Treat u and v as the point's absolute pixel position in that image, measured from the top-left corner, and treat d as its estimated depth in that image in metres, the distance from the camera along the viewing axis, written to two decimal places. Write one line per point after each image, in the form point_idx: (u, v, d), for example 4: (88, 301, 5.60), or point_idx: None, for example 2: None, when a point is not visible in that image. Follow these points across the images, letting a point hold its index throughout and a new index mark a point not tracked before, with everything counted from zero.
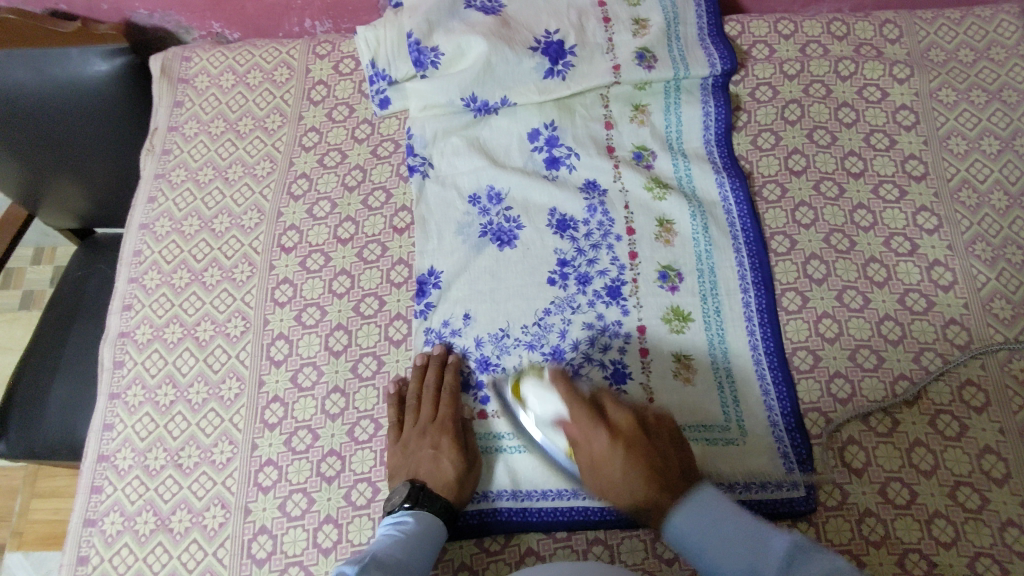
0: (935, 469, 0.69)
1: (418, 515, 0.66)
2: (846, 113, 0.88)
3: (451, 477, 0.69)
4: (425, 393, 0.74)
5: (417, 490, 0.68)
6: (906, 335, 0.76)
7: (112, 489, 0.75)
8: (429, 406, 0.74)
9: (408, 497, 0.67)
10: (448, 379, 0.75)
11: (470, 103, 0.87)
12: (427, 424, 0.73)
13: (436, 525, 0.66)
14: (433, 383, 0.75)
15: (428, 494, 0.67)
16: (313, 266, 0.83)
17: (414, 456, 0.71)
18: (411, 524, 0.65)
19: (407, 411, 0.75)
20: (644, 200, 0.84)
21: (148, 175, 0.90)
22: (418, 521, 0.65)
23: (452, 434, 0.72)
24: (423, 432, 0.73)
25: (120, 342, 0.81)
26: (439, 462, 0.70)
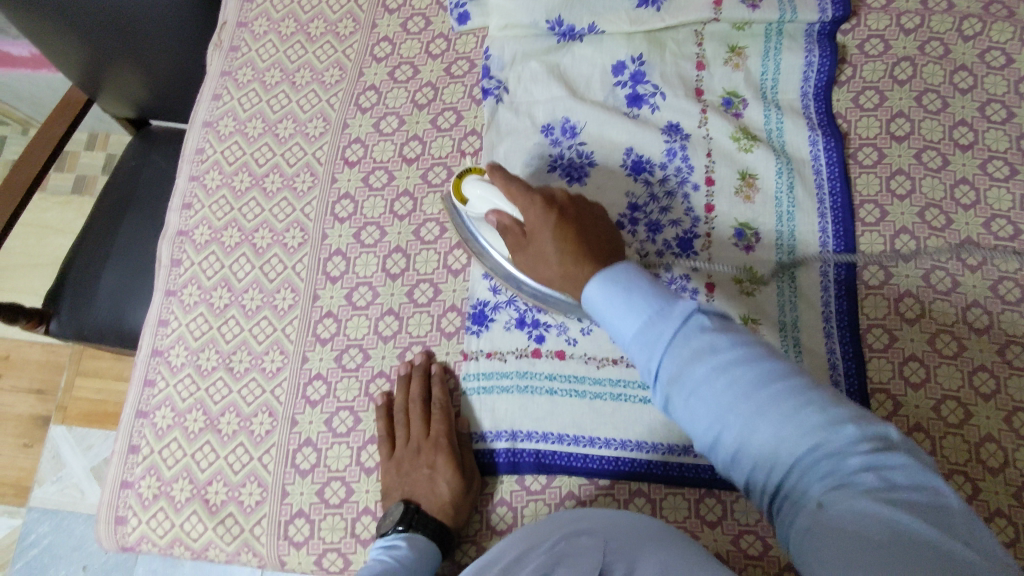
0: (1004, 466, 0.67)
1: (411, 540, 0.64)
2: (962, 78, 0.80)
3: (446, 498, 0.67)
4: (411, 406, 0.71)
5: (410, 512, 0.66)
6: (994, 325, 0.72)
7: (164, 384, 0.76)
8: (420, 422, 0.71)
9: (402, 521, 0.66)
10: (436, 392, 0.71)
11: (555, 27, 0.81)
12: (420, 441, 0.70)
13: (429, 550, 0.64)
14: (419, 397, 0.71)
15: (421, 519, 0.65)
16: (376, 184, 0.80)
17: (409, 476, 0.69)
18: (404, 551, 0.63)
19: (398, 426, 0.71)
20: (729, 150, 0.79)
21: (214, 71, 0.87)
22: (411, 547, 0.63)
23: (446, 451, 0.68)
24: (417, 452, 0.70)
25: (178, 240, 0.81)
26: (435, 483, 0.67)
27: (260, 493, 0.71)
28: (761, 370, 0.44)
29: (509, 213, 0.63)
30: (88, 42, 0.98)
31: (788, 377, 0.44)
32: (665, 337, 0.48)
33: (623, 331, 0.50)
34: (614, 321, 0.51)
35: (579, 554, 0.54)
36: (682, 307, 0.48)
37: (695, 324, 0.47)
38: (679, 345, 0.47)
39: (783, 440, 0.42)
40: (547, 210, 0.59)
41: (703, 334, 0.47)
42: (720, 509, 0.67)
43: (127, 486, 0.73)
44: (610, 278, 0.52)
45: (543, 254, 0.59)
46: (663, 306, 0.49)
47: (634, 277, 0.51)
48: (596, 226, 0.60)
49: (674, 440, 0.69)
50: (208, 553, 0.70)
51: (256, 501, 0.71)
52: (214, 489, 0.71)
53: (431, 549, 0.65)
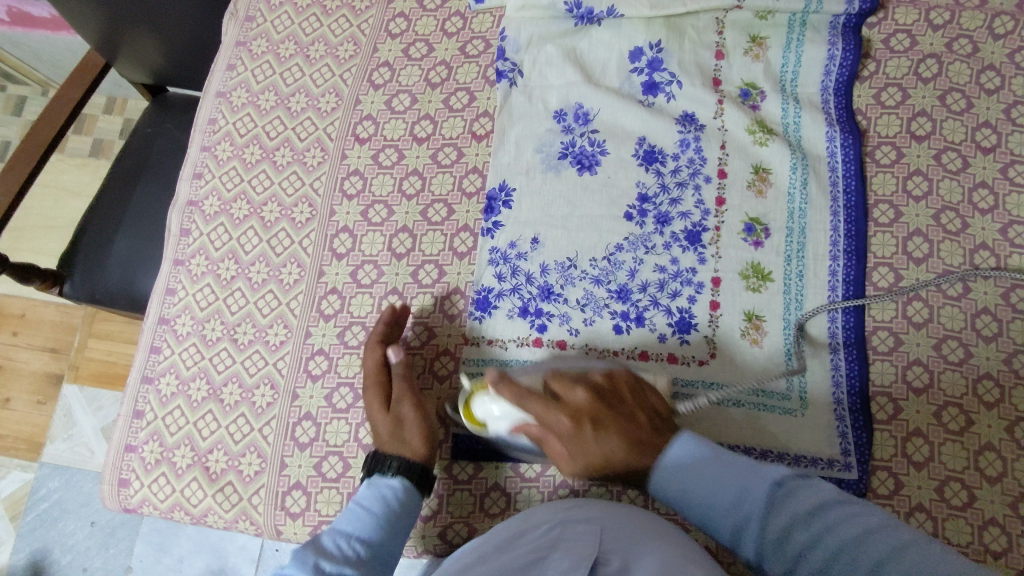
0: (1002, 476, 0.67)
1: (372, 483, 0.66)
2: (990, 78, 0.78)
3: (384, 430, 0.68)
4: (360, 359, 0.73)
5: (371, 459, 0.68)
6: (1003, 333, 0.71)
7: (169, 352, 0.77)
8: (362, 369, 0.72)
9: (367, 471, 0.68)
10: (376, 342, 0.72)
11: (573, 9, 0.80)
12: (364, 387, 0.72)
13: (391, 484, 0.65)
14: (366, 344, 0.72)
15: (372, 460, 0.67)
16: (386, 162, 0.80)
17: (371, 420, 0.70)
18: (366, 492, 0.66)
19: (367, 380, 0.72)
20: (743, 143, 0.77)
21: (229, 41, 0.87)
22: (373, 490, 0.66)
23: (374, 390, 0.70)
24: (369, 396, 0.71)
25: (187, 210, 0.81)
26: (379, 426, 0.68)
27: (259, 464, 0.72)
28: (750, 493, 0.58)
29: (533, 424, 0.63)
30: (107, 10, 0.98)
31: (796, 494, 0.57)
32: (734, 485, 0.58)
33: (703, 500, 0.59)
34: (699, 500, 0.59)
35: (569, 545, 0.57)
36: (758, 481, 0.58)
37: (785, 486, 0.57)
38: (762, 504, 0.57)
39: (845, 532, 0.53)
40: (576, 426, 0.62)
41: (756, 490, 0.57)
42: None
43: (131, 450, 0.74)
44: (688, 462, 0.60)
45: (588, 454, 0.62)
46: (750, 471, 0.59)
47: (687, 466, 0.60)
48: (624, 397, 0.64)
49: None
50: (207, 519, 0.72)
51: (255, 471, 0.72)
52: (214, 458, 0.73)
53: (397, 483, 0.65)
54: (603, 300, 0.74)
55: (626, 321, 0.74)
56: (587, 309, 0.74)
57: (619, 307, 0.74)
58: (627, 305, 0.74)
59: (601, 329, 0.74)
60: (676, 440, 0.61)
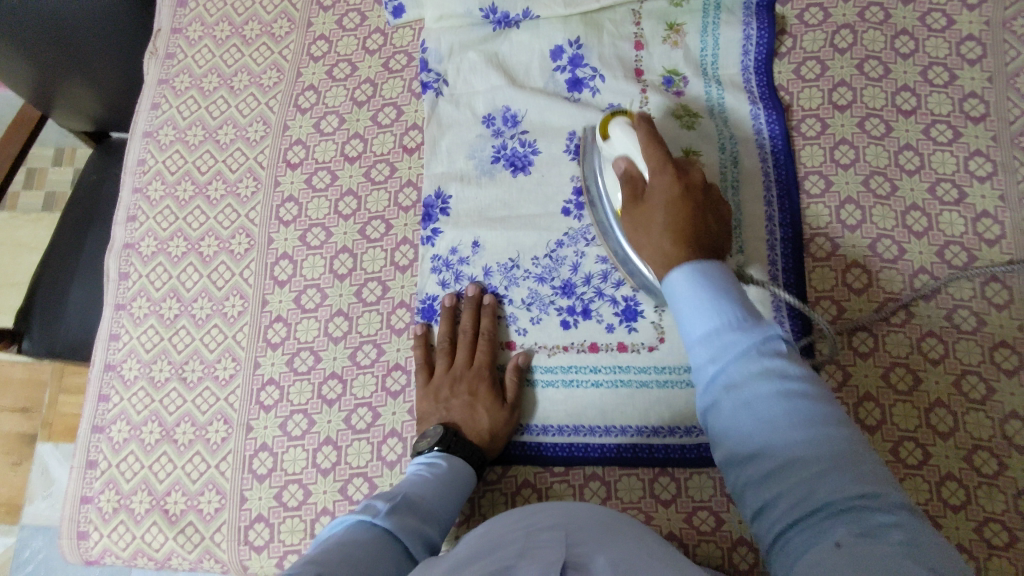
0: (954, 430, 0.68)
1: (450, 460, 0.64)
2: (903, 43, 0.79)
3: (484, 427, 0.68)
4: (462, 337, 0.72)
5: (449, 435, 0.66)
6: (942, 290, 0.72)
7: (119, 399, 0.76)
8: (466, 350, 0.72)
9: (439, 442, 0.65)
10: (487, 323, 0.73)
11: (489, 15, 0.80)
12: (462, 369, 0.71)
13: (467, 471, 0.64)
14: (471, 327, 0.73)
15: (460, 441, 0.66)
16: (319, 185, 0.80)
17: (447, 401, 0.69)
18: (443, 467, 0.63)
19: (439, 353, 0.72)
20: (672, 128, 0.78)
21: (152, 80, 0.86)
22: (450, 466, 0.63)
23: (487, 381, 0.70)
24: (457, 377, 0.71)
25: (125, 254, 0.80)
26: (475, 409, 0.69)
27: (219, 501, 0.71)
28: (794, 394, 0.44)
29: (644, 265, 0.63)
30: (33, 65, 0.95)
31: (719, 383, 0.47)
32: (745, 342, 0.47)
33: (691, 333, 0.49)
34: (682, 318, 0.51)
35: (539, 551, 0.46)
36: (769, 342, 0.47)
37: (772, 348, 0.46)
38: (745, 360, 0.46)
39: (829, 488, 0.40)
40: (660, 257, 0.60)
41: (722, 390, 0.46)
42: (675, 488, 0.68)
43: (87, 501, 0.73)
44: (693, 273, 0.52)
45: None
46: (750, 327, 0.47)
47: (703, 282, 0.51)
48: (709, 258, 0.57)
49: (626, 423, 0.70)
50: (171, 562, 0.71)
51: (215, 508, 0.71)
52: (173, 500, 0.72)
53: (469, 473, 0.64)
54: (548, 297, 0.74)
55: (573, 315, 0.74)
56: (533, 307, 0.74)
57: (565, 303, 0.74)
58: (572, 300, 0.74)
59: (549, 326, 0.74)
60: (678, 268, 0.52)
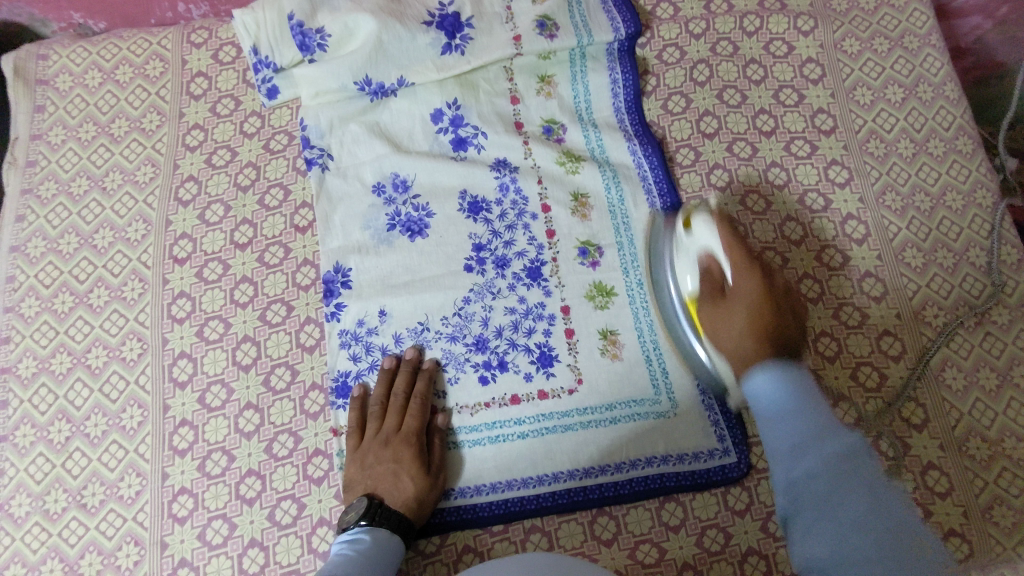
0: (858, 421, 0.73)
1: (374, 534, 0.62)
2: (754, 70, 0.86)
3: (410, 494, 0.66)
4: (393, 402, 0.70)
5: (374, 506, 0.64)
6: (826, 292, 0.77)
7: (10, 540, 0.69)
8: (396, 416, 0.70)
9: (365, 514, 0.63)
10: (420, 387, 0.71)
11: (365, 87, 0.81)
12: (390, 434, 0.69)
13: (392, 543, 0.63)
14: (403, 390, 0.71)
15: (385, 511, 0.64)
16: (211, 276, 0.77)
17: (373, 469, 0.67)
18: (366, 543, 0.61)
19: (370, 419, 0.70)
20: (558, 174, 0.81)
21: (13, 191, 0.82)
22: (374, 541, 0.62)
23: (416, 446, 0.68)
24: (385, 443, 0.69)
25: (1, 380, 0.74)
26: (400, 478, 0.66)
27: None
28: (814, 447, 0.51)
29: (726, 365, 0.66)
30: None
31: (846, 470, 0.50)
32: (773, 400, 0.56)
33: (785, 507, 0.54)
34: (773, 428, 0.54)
35: None
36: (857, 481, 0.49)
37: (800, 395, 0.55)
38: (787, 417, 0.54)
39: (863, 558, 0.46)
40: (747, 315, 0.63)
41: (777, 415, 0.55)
42: (614, 525, 0.69)
43: None
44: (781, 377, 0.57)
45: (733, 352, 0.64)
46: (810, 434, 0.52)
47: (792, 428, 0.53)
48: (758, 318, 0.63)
49: (558, 469, 0.71)
50: None
51: None
52: None
53: (394, 542, 0.63)
54: (462, 355, 0.74)
55: (490, 369, 0.74)
56: (449, 367, 0.74)
57: (480, 358, 0.74)
58: (487, 354, 0.74)
59: (467, 384, 0.73)
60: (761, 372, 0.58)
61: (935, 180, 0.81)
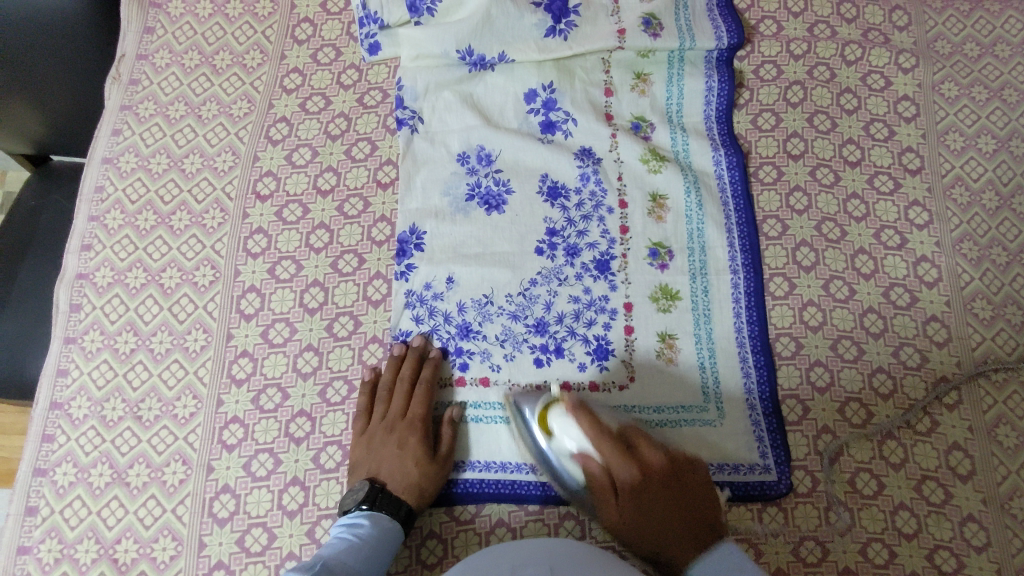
0: (904, 462, 0.72)
1: (375, 518, 0.64)
2: (848, 100, 0.86)
3: (412, 480, 0.67)
4: (399, 387, 0.71)
5: (375, 490, 0.66)
6: (888, 329, 0.77)
7: (65, 439, 0.71)
8: (401, 401, 0.70)
9: (366, 498, 0.65)
10: (426, 373, 0.71)
11: (466, 57, 0.82)
12: (395, 419, 0.70)
13: (392, 528, 0.64)
14: (410, 375, 0.71)
15: (386, 496, 0.65)
16: (290, 217, 0.78)
17: (377, 453, 0.68)
18: (366, 529, 0.63)
19: (377, 402, 0.71)
20: (639, 171, 0.81)
21: (112, 106, 0.84)
22: (374, 524, 0.63)
23: (420, 433, 0.69)
24: (391, 427, 0.69)
25: (77, 284, 0.76)
26: (404, 464, 0.67)
27: (175, 548, 0.67)
28: None
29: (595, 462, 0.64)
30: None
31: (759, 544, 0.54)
32: None
33: None
34: None
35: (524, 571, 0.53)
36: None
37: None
38: None
39: None
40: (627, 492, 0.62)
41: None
42: None
43: (25, 552, 0.67)
44: None
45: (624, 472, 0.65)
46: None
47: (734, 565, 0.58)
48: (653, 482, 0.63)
49: None
50: None
51: (170, 556, 0.67)
52: (124, 548, 0.67)
53: (395, 525, 0.64)
54: (522, 335, 0.75)
55: (546, 352, 0.74)
56: (507, 343, 0.74)
57: (538, 340, 0.75)
58: (545, 337, 0.75)
59: (522, 362, 0.74)
60: None
61: (1015, 237, 0.80)
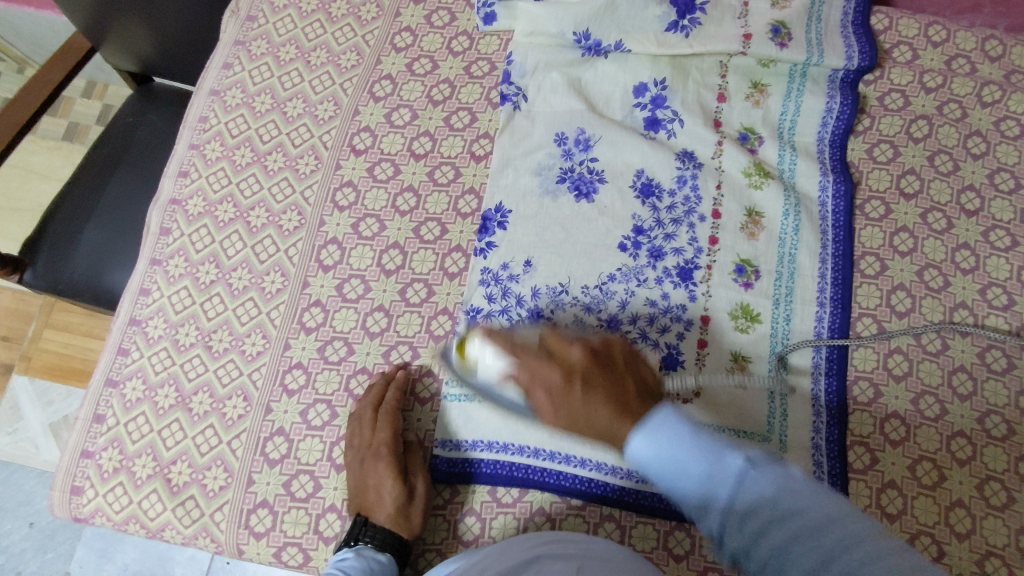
0: (970, 533, 0.67)
1: (360, 551, 0.62)
2: (976, 143, 0.80)
3: (391, 509, 0.63)
4: (365, 415, 0.68)
5: (359, 525, 0.64)
6: (977, 392, 0.72)
7: (138, 355, 0.74)
8: (368, 429, 0.67)
9: (351, 536, 0.64)
10: (388, 397, 0.69)
11: (582, 41, 0.80)
12: (365, 449, 0.67)
13: (381, 558, 0.62)
14: (370, 402, 0.68)
15: (369, 530, 0.63)
16: (381, 175, 0.79)
17: (359, 484, 0.66)
18: (353, 562, 0.61)
19: (350, 433, 0.68)
20: (739, 184, 0.78)
21: (228, 40, 0.86)
22: (360, 557, 0.61)
23: (389, 458, 0.65)
24: (363, 458, 0.66)
25: (170, 209, 0.79)
26: (380, 493, 0.64)
27: (225, 479, 0.69)
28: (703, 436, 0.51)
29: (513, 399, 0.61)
30: None
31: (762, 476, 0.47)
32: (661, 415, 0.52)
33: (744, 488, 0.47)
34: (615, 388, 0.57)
35: None
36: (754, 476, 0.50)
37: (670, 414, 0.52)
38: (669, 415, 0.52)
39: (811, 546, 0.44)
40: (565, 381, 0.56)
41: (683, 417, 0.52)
42: (689, 544, 0.65)
43: (88, 456, 0.70)
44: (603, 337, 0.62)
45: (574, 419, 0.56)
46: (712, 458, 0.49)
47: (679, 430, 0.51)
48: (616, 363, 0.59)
49: None
50: (163, 534, 0.68)
51: (219, 486, 0.68)
52: (177, 470, 0.69)
53: (384, 559, 0.62)
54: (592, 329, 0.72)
55: None
56: (575, 334, 0.72)
57: None
58: None
59: None
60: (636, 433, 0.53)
61: None
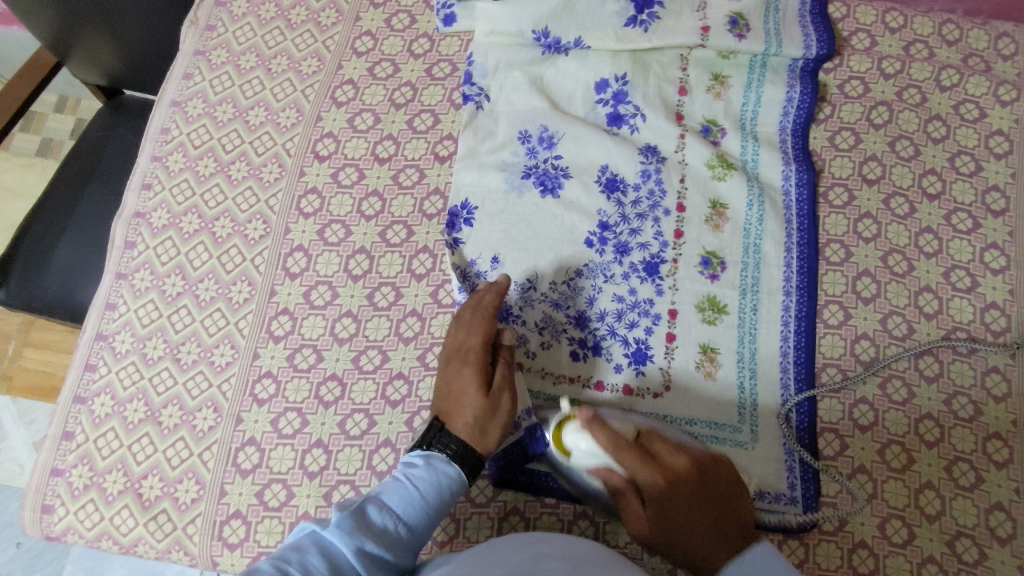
0: (940, 515, 0.68)
1: (428, 459, 0.60)
2: (936, 127, 0.81)
3: (470, 418, 0.62)
4: (461, 315, 0.68)
5: (434, 430, 0.62)
6: (944, 374, 0.73)
7: (106, 370, 0.73)
8: (461, 331, 0.67)
9: (424, 441, 0.62)
10: (484, 300, 0.68)
11: (541, 38, 0.80)
12: (453, 351, 0.67)
13: (448, 471, 0.60)
14: (469, 302, 0.68)
15: (445, 436, 0.62)
16: (345, 181, 0.78)
17: (442, 387, 0.65)
18: (421, 470, 0.59)
19: (449, 322, 0.68)
20: (703, 176, 0.78)
21: (187, 50, 0.85)
22: (428, 468, 0.59)
23: (476, 363, 0.64)
24: (451, 356, 0.66)
25: (133, 222, 0.79)
26: (462, 398, 0.63)
27: (197, 491, 0.68)
28: None
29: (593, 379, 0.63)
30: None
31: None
32: None
33: None
34: None
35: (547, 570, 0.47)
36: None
37: None
38: None
39: None
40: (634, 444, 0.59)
41: None
42: None
43: (58, 473, 0.70)
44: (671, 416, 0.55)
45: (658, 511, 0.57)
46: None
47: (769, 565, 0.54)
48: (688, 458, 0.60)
49: None
50: (137, 548, 0.68)
51: (192, 498, 0.68)
52: (149, 483, 0.69)
53: (454, 473, 0.60)
54: (561, 325, 0.73)
55: (584, 348, 0.73)
56: (545, 332, 0.73)
57: (577, 334, 0.73)
58: (585, 332, 0.73)
59: (558, 354, 0.73)
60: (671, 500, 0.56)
61: None
